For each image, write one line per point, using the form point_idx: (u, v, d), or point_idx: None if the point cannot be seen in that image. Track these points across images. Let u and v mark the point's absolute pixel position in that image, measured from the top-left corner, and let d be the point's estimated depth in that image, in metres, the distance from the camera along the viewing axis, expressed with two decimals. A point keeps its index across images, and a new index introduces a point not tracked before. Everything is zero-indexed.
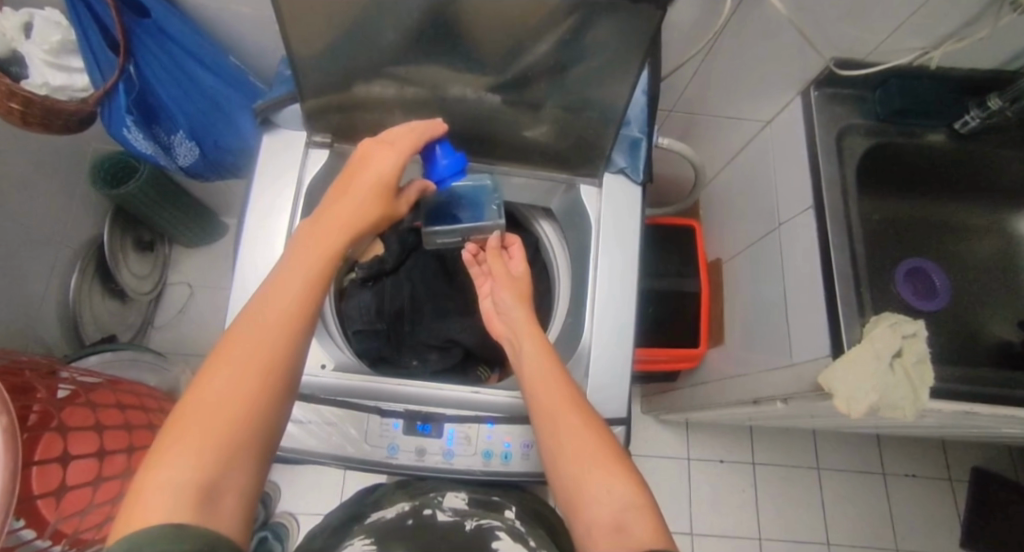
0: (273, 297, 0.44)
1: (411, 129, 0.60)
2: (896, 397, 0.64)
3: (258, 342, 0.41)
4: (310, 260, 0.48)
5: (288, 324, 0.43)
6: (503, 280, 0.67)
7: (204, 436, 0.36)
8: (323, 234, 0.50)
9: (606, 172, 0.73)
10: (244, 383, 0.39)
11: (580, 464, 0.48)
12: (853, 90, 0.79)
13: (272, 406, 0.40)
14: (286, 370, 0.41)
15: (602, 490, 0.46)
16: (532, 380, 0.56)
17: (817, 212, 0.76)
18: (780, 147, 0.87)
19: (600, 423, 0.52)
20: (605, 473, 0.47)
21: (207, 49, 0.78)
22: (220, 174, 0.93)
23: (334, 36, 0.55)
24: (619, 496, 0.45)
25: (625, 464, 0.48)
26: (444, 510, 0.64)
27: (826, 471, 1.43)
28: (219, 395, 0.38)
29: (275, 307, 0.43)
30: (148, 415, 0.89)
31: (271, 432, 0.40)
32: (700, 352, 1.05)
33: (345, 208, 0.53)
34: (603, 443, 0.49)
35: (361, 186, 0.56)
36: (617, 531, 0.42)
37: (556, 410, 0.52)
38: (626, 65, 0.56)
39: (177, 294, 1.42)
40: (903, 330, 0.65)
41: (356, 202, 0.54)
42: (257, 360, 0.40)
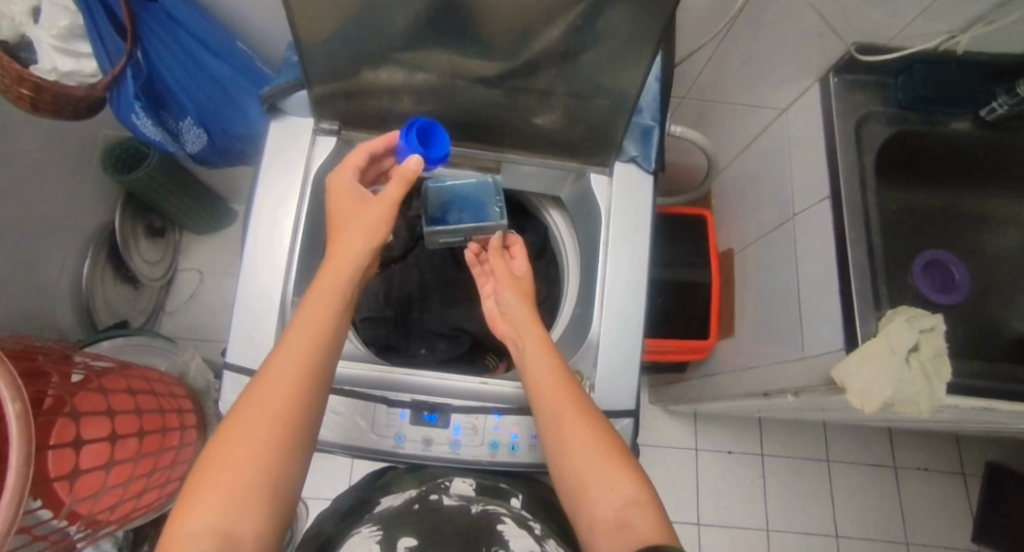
0: (288, 341, 0.48)
1: (363, 149, 0.64)
2: (912, 393, 0.63)
3: (277, 383, 0.45)
4: (321, 310, 0.51)
5: (306, 364, 0.47)
6: (506, 282, 0.67)
7: (227, 483, 0.40)
8: (331, 278, 0.53)
9: (618, 161, 0.71)
10: (266, 420, 0.43)
11: (581, 464, 0.48)
12: (875, 76, 0.77)
13: (291, 439, 0.44)
14: (301, 417, 0.45)
15: (603, 486, 0.46)
16: (540, 377, 0.55)
17: (834, 203, 0.74)
18: (796, 135, 0.85)
19: (603, 420, 0.52)
20: (605, 474, 0.47)
21: (215, 35, 0.77)
22: (229, 160, 0.94)
23: (341, 21, 0.54)
24: (620, 493, 0.46)
25: (629, 463, 0.48)
26: (450, 496, 0.59)
27: (836, 464, 1.42)
28: (245, 435, 0.42)
29: (293, 356, 0.47)
30: (158, 399, 0.90)
31: (292, 469, 0.44)
32: (710, 343, 1.04)
33: (345, 252, 0.55)
34: (606, 441, 0.49)
35: (354, 228, 0.57)
36: (620, 526, 0.43)
37: (564, 412, 0.52)
38: (641, 50, 0.54)
39: (188, 280, 1.44)
40: (921, 324, 0.63)
41: (354, 243, 0.56)
42: (276, 400, 0.44)
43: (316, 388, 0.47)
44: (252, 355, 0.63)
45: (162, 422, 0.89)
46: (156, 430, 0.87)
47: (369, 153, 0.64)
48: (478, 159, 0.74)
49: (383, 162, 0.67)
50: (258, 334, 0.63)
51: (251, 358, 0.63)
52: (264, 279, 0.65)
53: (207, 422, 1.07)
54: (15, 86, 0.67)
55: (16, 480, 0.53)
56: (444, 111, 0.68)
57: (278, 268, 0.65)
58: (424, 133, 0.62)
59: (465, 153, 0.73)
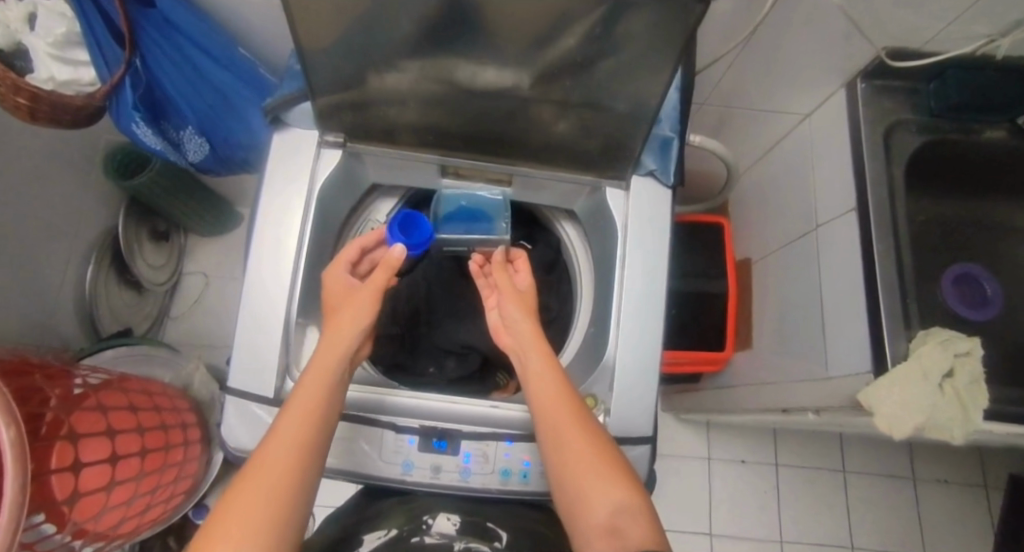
0: (296, 399, 0.51)
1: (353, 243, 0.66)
2: (943, 419, 0.60)
3: (289, 433, 0.48)
4: (326, 367, 0.54)
5: (311, 414, 0.50)
6: (510, 295, 0.66)
7: (239, 527, 0.41)
8: (334, 340, 0.57)
9: (635, 174, 0.68)
10: (279, 466, 0.46)
11: (583, 476, 0.50)
12: (906, 81, 0.73)
13: (304, 479, 0.46)
14: (306, 465, 0.47)
15: (598, 494, 0.48)
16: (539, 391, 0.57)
17: (861, 216, 0.71)
18: (821, 142, 0.81)
19: (598, 430, 0.54)
20: (603, 484, 0.49)
21: (216, 41, 0.74)
22: (231, 169, 0.91)
23: (346, 27, 0.51)
24: (615, 499, 0.48)
25: (622, 474, 0.50)
26: (431, 535, 0.53)
27: (852, 475, 1.39)
28: (261, 480, 0.44)
29: (303, 407, 0.50)
30: (159, 415, 0.88)
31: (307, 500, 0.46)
32: (726, 355, 1.01)
33: (342, 325, 0.58)
34: (601, 455, 0.51)
35: (350, 307, 0.60)
36: (614, 533, 0.45)
37: (562, 427, 0.53)
38: (663, 59, 0.51)
39: (193, 284, 1.42)
40: (955, 349, 0.60)
41: (352, 321, 0.58)
42: (290, 449, 0.47)
43: (320, 437, 0.50)
44: (255, 380, 0.60)
45: (164, 438, 0.87)
46: (158, 447, 0.85)
47: (360, 248, 0.66)
48: (489, 171, 0.71)
49: (375, 254, 0.68)
50: (260, 357, 0.61)
51: (254, 383, 0.60)
52: (265, 301, 0.62)
53: (211, 433, 1.05)
54: (11, 96, 0.64)
55: (9, 511, 0.51)
56: (453, 123, 0.64)
57: (281, 288, 0.62)
58: (407, 223, 0.67)
59: (472, 164, 0.70)
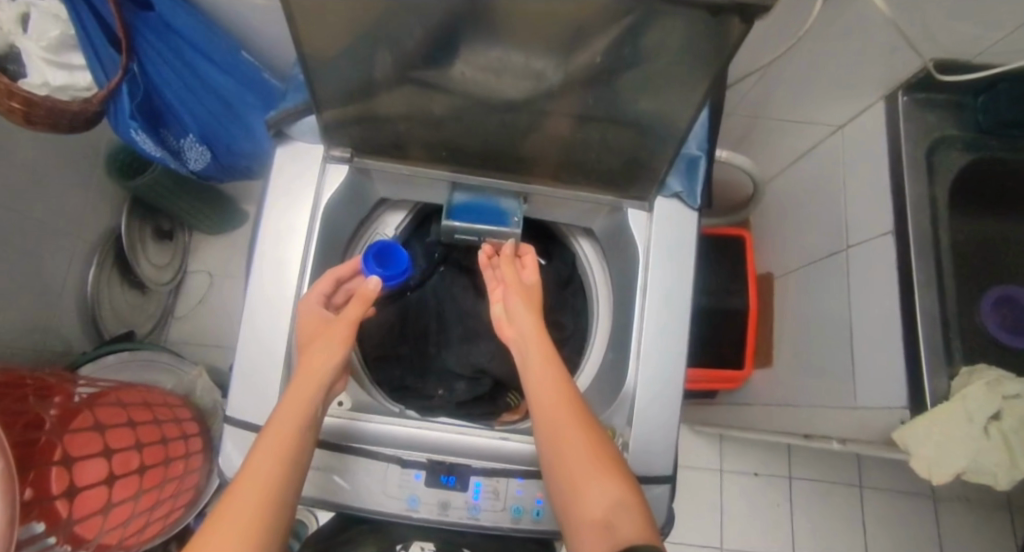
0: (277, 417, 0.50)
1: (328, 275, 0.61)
2: (987, 463, 0.57)
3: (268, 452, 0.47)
4: (306, 389, 0.53)
5: (291, 437, 0.49)
6: (515, 289, 0.64)
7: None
8: (314, 359, 0.55)
9: (659, 196, 0.64)
10: (258, 489, 0.44)
11: (577, 468, 0.49)
12: (952, 95, 0.68)
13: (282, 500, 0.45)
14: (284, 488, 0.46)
15: (592, 490, 0.47)
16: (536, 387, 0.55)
17: (900, 240, 0.66)
18: (855, 156, 0.76)
19: (593, 424, 0.52)
20: (597, 476, 0.48)
21: (218, 45, 0.71)
22: (234, 177, 0.88)
23: (355, 38, 0.47)
24: (610, 495, 0.47)
25: (617, 467, 0.49)
26: None
27: (869, 489, 1.35)
28: (238, 501, 0.43)
29: (281, 431, 0.49)
30: (160, 428, 0.84)
31: (285, 518, 0.45)
32: (745, 373, 0.97)
33: (318, 354, 0.55)
34: (597, 448, 0.50)
35: (330, 332, 0.57)
36: (606, 527, 0.45)
37: (558, 426, 0.52)
38: (699, 78, 0.47)
39: (197, 283, 1.40)
40: (1003, 391, 0.56)
41: (325, 357, 0.55)
42: (270, 468, 0.46)
43: (298, 461, 0.48)
44: (256, 409, 0.58)
45: (165, 453, 0.84)
46: (158, 462, 0.82)
47: (335, 279, 0.62)
48: (503, 187, 0.67)
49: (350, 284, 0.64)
50: (261, 385, 0.58)
51: (255, 412, 0.57)
52: (267, 327, 0.59)
53: (213, 441, 1.03)
54: (5, 101, 0.60)
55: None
56: (467, 139, 0.60)
57: (284, 313, 0.59)
58: (382, 255, 0.65)
59: (486, 182, 0.66)
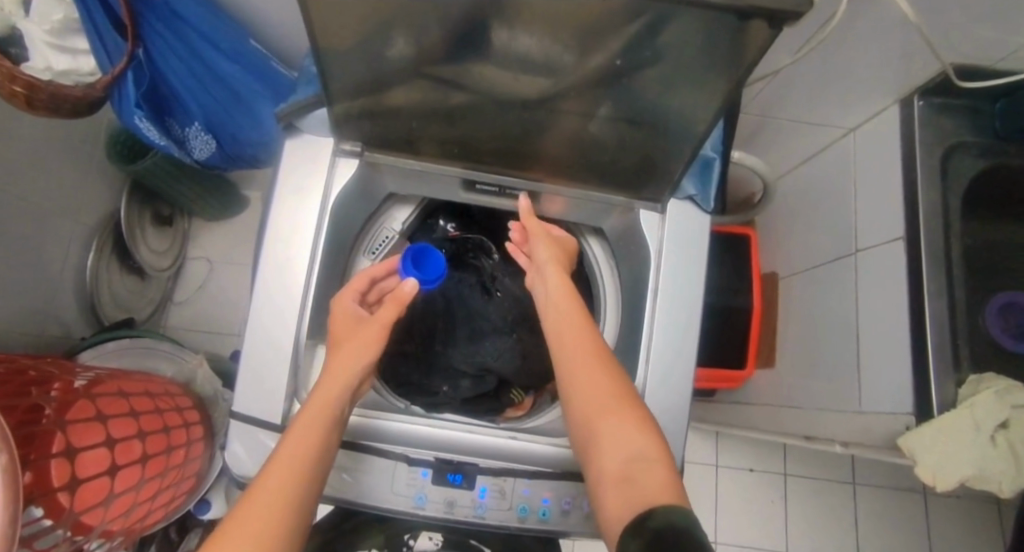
0: (308, 407, 0.51)
1: (365, 271, 0.63)
2: (991, 473, 0.57)
3: (296, 441, 0.48)
4: (344, 368, 0.54)
5: (326, 412, 0.51)
6: (543, 239, 0.65)
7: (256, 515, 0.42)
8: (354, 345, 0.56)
9: (673, 198, 0.63)
10: (292, 460, 0.47)
11: (603, 424, 0.50)
12: (969, 100, 0.67)
13: (313, 471, 0.47)
14: (318, 461, 0.48)
15: (616, 451, 0.48)
16: (564, 355, 0.57)
17: (912, 247, 0.66)
18: (867, 160, 0.76)
19: (621, 387, 0.53)
20: (622, 431, 0.49)
21: (225, 34, 0.69)
22: (240, 166, 0.87)
23: (369, 30, 0.46)
24: (631, 450, 0.47)
25: (643, 423, 0.49)
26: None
27: (862, 487, 1.37)
28: (267, 481, 0.45)
29: (321, 405, 0.51)
30: (161, 417, 0.84)
31: (316, 483, 0.47)
32: (746, 372, 0.97)
33: (349, 355, 0.56)
34: (624, 408, 0.51)
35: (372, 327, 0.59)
36: (627, 480, 0.45)
37: (583, 395, 0.52)
38: (720, 83, 0.46)
39: (197, 270, 1.39)
40: (1011, 399, 0.56)
41: (365, 350, 0.57)
42: (305, 440, 0.48)
43: (332, 434, 0.50)
44: (262, 405, 0.57)
45: (167, 441, 0.84)
46: (160, 452, 0.82)
47: (369, 278, 0.63)
48: (513, 182, 0.65)
49: (384, 283, 0.65)
50: (267, 382, 0.57)
51: (260, 408, 0.57)
52: (273, 323, 0.58)
53: (215, 429, 1.03)
54: (6, 84, 0.58)
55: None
56: (479, 136, 0.60)
57: (291, 310, 0.59)
58: (419, 256, 0.64)
59: (496, 179, 0.65)
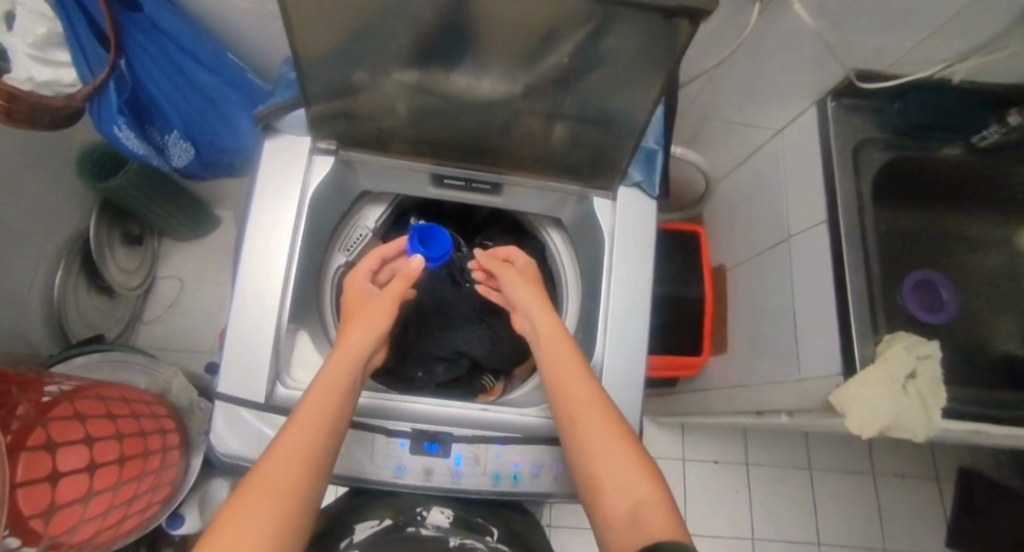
0: (312, 396, 0.52)
1: (374, 251, 0.69)
2: (908, 419, 0.65)
3: (304, 423, 0.49)
4: (343, 367, 0.55)
5: (331, 402, 0.52)
6: (516, 275, 0.68)
7: (268, 498, 0.42)
8: (352, 341, 0.58)
9: (623, 185, 0.70)
10: (302, 443, 0.47)
11: (602, 461, 0.50)
12: (873, 101, 0.77)
13: (324, 449, 0.48)
14: (326, 447, 0.49)
15: (619, 491, 0.47)
16: (559, 387, 0.57)
17: (833, 228, 0.75)
18: (793, 156, 0.85)
19: (619, 421, 0.53)
20: (623, 472, 0.48)
21: (204, 46, 0.74)
22: (217, 174, 0.90)
23: (346, 36, 0.52)
24: (634, 492, 0.47)
25: (643, 461, 0.50)
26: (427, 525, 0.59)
27: (818, 472, 1.46)
28: (275, 460, 0.45)
29: (324, 398, 0.52)
30: (138, 421, 0.85)
31: (326, 462, 0.48)
32: (702, 359, 1.04)
33: (356, 337, 0.59)
34: (621, 443, 0.51)
35: (370, 316, 0.62)
36: (631, 521, 0.45)
37: (583, 425, 0.53)
38: (654, 78, 0.53)
39: (167, 288, 1.40)
40: (918, 351, 0.65)
41: (365, 336, 0.59)
42: (312, 425, 0.49)
43: (335, 428, 0.51)
44: (244, 386, 0.60)
45: (143, 445, 0.85)
46: (137, 454, 0.83)
47: (380, 257, 0.69)
48: (477, 176, 0.71)
49: (395, 262, 0.71)
50: (249, 364, 0.60)
51: (243, 390, 0.60)
52: (254, 309, 0.61)
53: (189, 438, 1.03)
54: None
55: None
56: (445, 133, 0.65)
57: (272, 297, 0.62)
58: (424, 235, 0.69)
59: (461, 173, 0.71)
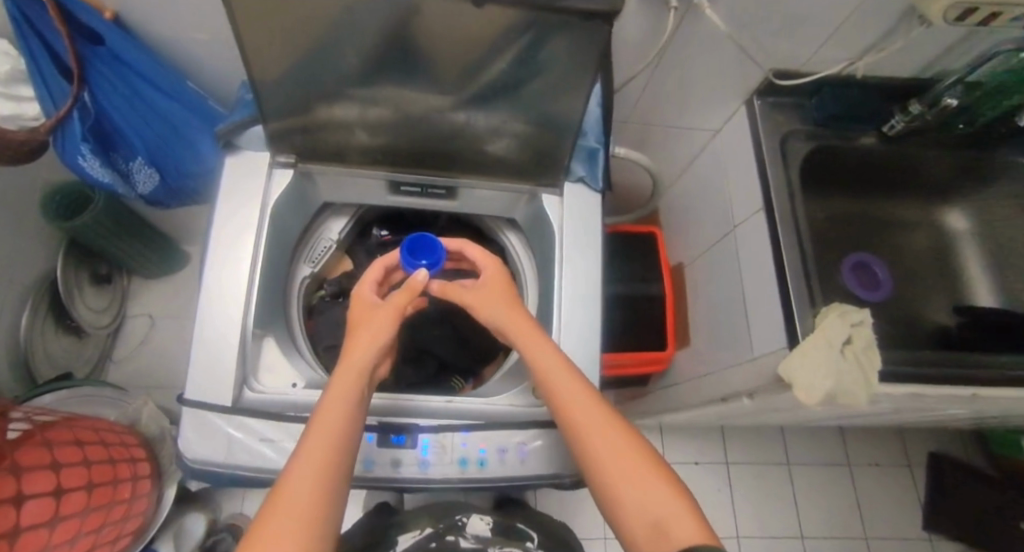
0: (321, 415, 0.47)
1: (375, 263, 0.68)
2: (849, 383, 0.69)
3: (315, 445, 0.44)
4: (348, 381, 0.51)
5: (339, 420, 0.47)
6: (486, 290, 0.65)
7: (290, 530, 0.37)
8: (355, 352, 0.55)
9: (567, 181, 0.75)
10: (315, 464, 0.43)
11: (618, 466, 0.45)
12: (792, 98, 0.85)
13: (336, 472, 0.44)
14: (338, 468, 0.44)
15: (642, 500, 0.43)
16: (564, 392, 0.52)
17: (769, 213, 0.80)
18: (730, 153, 0.92)
19: (636, 434, 0.48)
20: (643, 479, 0.44)
21: (165, 76, 0.77)
22: (182, 200, 0.93)
23: (297, 54, 0.56)
24: (658, 502, 0.43)
25: (660, 467, 0.45)
26: (467, 537, 0.81)
27: (796, 465, 1.49)
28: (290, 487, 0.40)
29: (330, 418, 0.47)
30: (107, 449, 0.85)
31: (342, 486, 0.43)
32: (668, 353, 1.08)
33: (360, 346, 0.55)
34: (635, 448, 0.47)
35: (374, 325, 0.58)
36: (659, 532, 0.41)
37: (591, 430, 0.48)
38: (584, 81, 0.58)
39: (137, 326, 1.39)
40: (851, 319, 0.69)
41: (370, 344, 0.56)
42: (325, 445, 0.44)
43: (347, 447, 0.46)
44: (211, 390, 0.61)
45: (113, 472, 0.85)
46: (106, 482, 0.82)
47: (381, 267, 0.68)
48: (431, 182, 0.75)
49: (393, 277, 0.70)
50: (215, 368, 0.62)
51: (210, 394, 0.61)
52: (219, 315, 0.63)
53: (162, 469, 1.02)
54: None
55: None
56: (398, 142, 0.70)
57: (238, 302, 0.64)
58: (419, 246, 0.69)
59: (415, 178, 0.75)
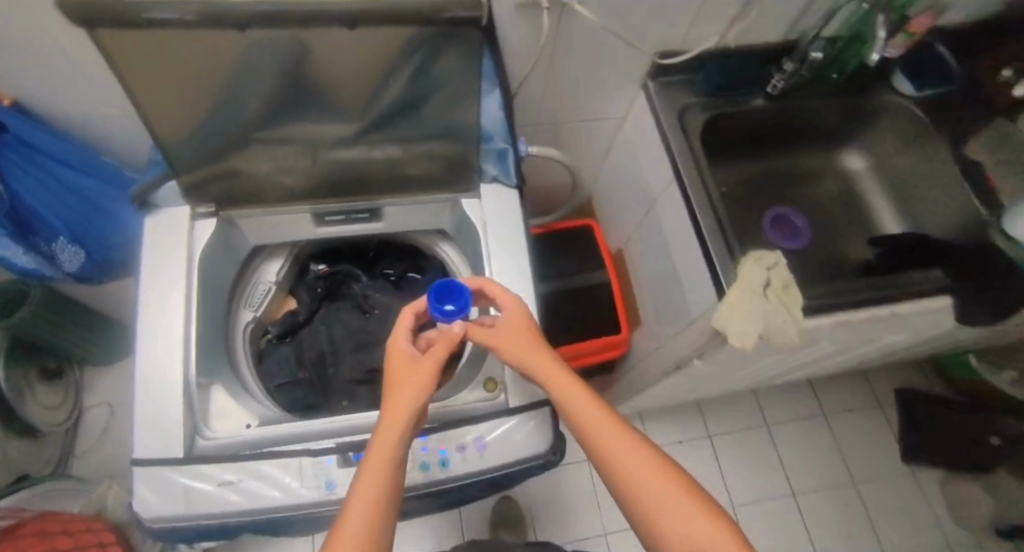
0: (360, 480, 0.49)
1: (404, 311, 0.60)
2: (777, 321, 0.73)
3: (356, 517, 0.46)
4: (386, 441, 0.51)
5: (381, 483, 0.49)
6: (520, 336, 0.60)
7: None
8: (393, 409, 0.53)
9: (482, 182, 0.78)
10: (358, 538, 0.45)
11: (647, 487, 0.49)
12: (681, 75, 0.91)
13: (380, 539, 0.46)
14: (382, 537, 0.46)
15: (672, 521, 0.47)
16: (586, 415, 0.54)
17: (679, 182, 0.85)
18: (638, 135, 0.97)
19: (658, 453, 0.51)
20: (671, 498, 0.48)
21: (76, 153, 0.78)
22: (114, 270, 0.94)
23: (196, 104, 0.58)
24: (687, 522, 0.46)
25: (688, 486, 0.49)
26: None
27: (774, 426, 1.53)
28: None
29: (372, 482, 0.48)
30: (74, 538, 0.83)
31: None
32: (624, 336, 1.11)
33: (397, 404, 0.54)
34: (665, 471, 0.49)
35: (414, 380, 0.55)
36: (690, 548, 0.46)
37: (621, 456, 0.51)
38: (474, 87, 0.63)
39: (96, 417, 1.35)
40: (766, 262, 0.74)
41: (408, 400, 0.54)
42: (365, 514, 0.46)
43: (389, 510, 0.48)
44: (161, 444, 0.61)
45: None
46: None
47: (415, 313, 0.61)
48: (353, 207, 0.78)
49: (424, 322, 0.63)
50: (161, 422, 0.62)
51: (160, 448, 0.61)
52: (158, 369, 0.64)
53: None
54: None
55: None
56: (313, 176, 0.72)
57: (176, 353, 0.65)
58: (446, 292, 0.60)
59: (336, 207, 0.77)
